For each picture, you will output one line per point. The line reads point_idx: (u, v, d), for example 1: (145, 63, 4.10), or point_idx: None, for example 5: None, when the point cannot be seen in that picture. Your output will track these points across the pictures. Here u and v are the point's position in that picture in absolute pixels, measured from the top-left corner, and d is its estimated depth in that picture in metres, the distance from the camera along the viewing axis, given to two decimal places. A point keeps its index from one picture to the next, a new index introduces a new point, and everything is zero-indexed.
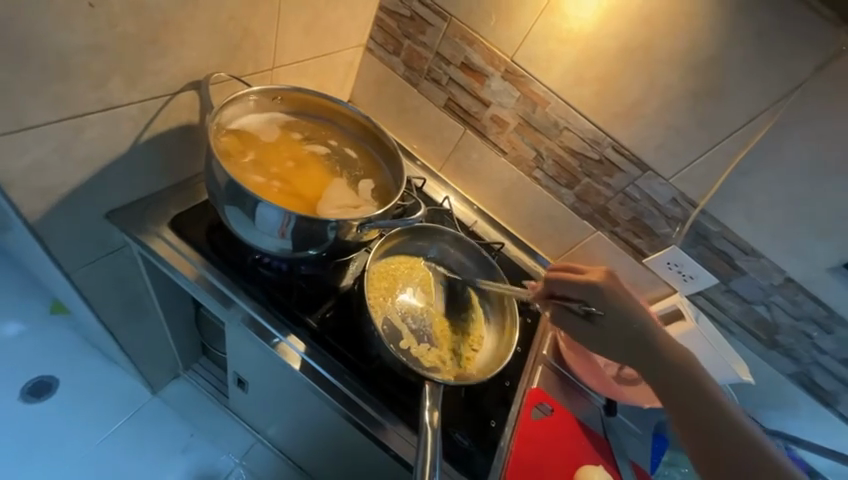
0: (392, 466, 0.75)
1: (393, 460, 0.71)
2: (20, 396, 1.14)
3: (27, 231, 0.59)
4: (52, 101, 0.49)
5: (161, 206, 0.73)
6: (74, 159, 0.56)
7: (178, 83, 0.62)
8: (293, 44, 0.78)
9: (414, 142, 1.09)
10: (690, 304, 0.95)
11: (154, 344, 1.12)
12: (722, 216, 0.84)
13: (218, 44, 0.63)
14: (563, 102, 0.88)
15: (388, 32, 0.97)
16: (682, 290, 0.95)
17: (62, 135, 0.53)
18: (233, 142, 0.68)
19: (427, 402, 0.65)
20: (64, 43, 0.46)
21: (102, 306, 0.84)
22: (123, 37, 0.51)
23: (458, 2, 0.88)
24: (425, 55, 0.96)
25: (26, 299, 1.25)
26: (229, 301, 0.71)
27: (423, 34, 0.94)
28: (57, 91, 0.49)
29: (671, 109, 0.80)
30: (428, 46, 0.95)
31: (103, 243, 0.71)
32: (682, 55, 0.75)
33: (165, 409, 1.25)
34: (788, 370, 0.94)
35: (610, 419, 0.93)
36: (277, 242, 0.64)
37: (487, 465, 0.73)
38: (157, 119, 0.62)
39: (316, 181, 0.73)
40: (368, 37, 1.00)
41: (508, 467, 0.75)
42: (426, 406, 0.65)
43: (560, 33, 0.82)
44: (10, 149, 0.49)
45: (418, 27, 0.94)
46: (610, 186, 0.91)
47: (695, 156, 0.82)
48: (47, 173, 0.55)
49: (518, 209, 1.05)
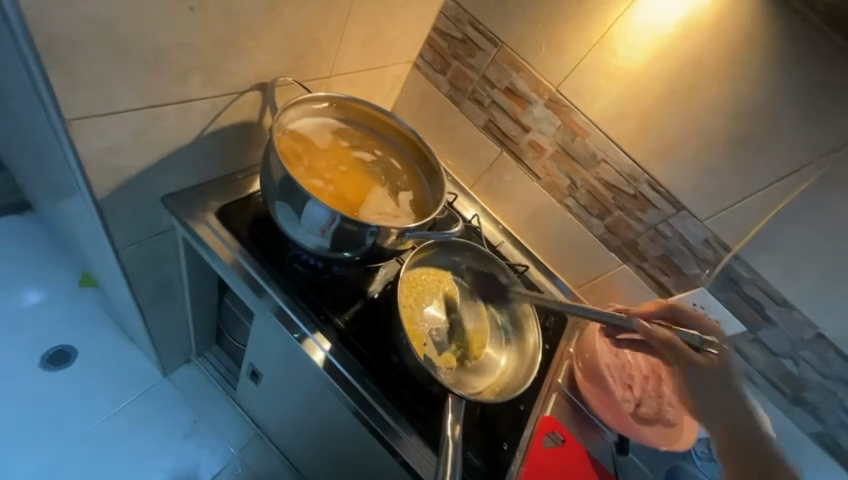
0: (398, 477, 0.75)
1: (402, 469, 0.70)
2: (41, 363, 1.19)
3: (90, 206, 0.63)
4: (140, 90, 0.53)
5: (210, 195, 0.77)
6: (147, 145, 0.60)
7: (248, 84, 0.66)
8: (351, 56, 0.82)
9: (449, 158, 1.12)
10: None
11: (175, 327, 1.15)
12: (756, 264, 0.84)
13: (288, 51, 0.67)
14: (604, 135, 0.89)
15: (438, 52, 1.01)
16: None
17: (142, 122, 0.57)
18: (288, 142, 0.72)
19: (449, 415, 0.65)
20: (162, 40, 0.50)
21: (137, 284, 0.88)
22: (210, 39, 0.55)
23: (510, 30, 0.91)
24: (472, 76, 0.99)
25: (59, 268, 1.30)
26: (262, 292, 0.73)
27: (472, 57, 0.97)
28: (146, 82, 0.53)
29: (713, 152, 0.81)
30: (475, 69, 0.98)
31: (152, 225, 0.75)
32: (730, 102, 0.76)
33: (175, 391, 1.28)
34: (811, 429, 0.91)
35: (621, 458, 0.91)
36: (317, 239, 0.66)
37: None
38: (223, 114, 0.66)
39: (359, 187, 0.76)
40: (418, 54, 1.04)
41: None
42: (448, 419, 0.65)
43: (608, 69, 0.84)
44: (96, 130, 0.53)
45: (468, 50, 0.97)
46: (642, 221, 0.92)
47: (732, 201, 0.82)
48: (121, 155, 0.58)
49: (545, 234, 1.06)
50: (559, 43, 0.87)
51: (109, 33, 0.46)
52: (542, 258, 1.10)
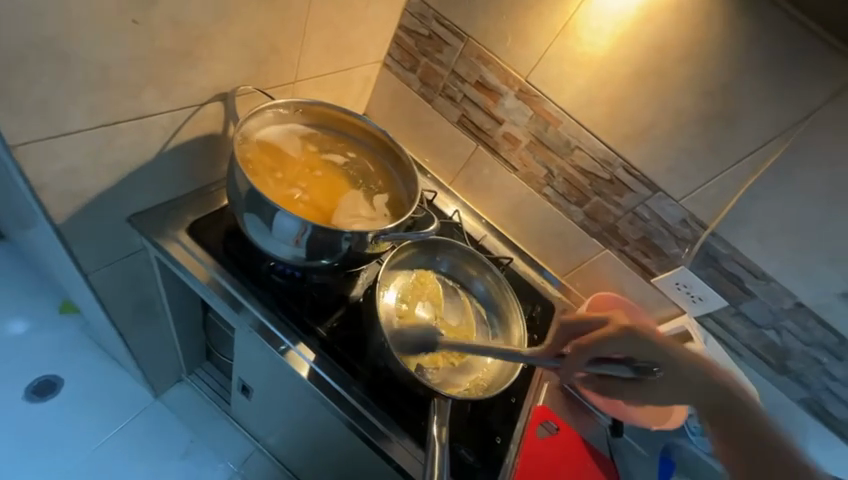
0: None
1: (396, 473, 0.70)
2: (25, 395, 1.15)
3: (52, 232, 0.61)
4: (90, 110, 0.51)
5: (179, 211, 0.75)
6: (105, 165, 0.58)
7: (207, 95, 0.64)
8: (315, 60, 0.81)
9: (426, 156, 1.11)
10: (699, 327, 0.96)
11: (161, 347, 1.13)
12: (732, 239, 0.85)
13: (247, 59, 0.66)
14: (576, 122, 0.89)
15: (406, 50, 1.00)
16: (690, 311, 0.96)
17: (96, 142, 0.55)
18: (254, 151, 0.71)
19: (435, 415, 0.65)
20: (107, 57, 0.49)
21: (114, 307, 0.85)
22: (160, 52, 0.53)
23: (475, 24, 0.91)
24: (441, 72, 0.99)
25: (37, 297, 1.26)
26: (241, 307, 0.71)
27: (440, 53, 0.97)
28: (96, 100, 0.51)
29: (682, 132, 0.81)
30: (444, 64, 0.98)
31: (121, 246, 0.73)
32: (695, 81, 0.77)
33: (167, 412, 1.25)
34: (798, 396, 0.93)
35: (616, 440, 0.92)
36: (292, 250, 0.65)
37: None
38: (183, 128, 0.65)
39: (332, 192, 0.75)
40: (386, 53, 1.03)
41: None
42: (434, 419, 0.65)
43: (575, 56, 0.84)
44: (46, 154, 0.51)
45: (435, 46, 0.97)
46: (619, 205, 0.92)
47: (705, 179, 0.83)
48: (78, 178, 0.57)
49: (527, 225, 1.06)
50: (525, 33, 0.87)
51: (48, 52, 0.44)
52: (526, 248, 1.10)
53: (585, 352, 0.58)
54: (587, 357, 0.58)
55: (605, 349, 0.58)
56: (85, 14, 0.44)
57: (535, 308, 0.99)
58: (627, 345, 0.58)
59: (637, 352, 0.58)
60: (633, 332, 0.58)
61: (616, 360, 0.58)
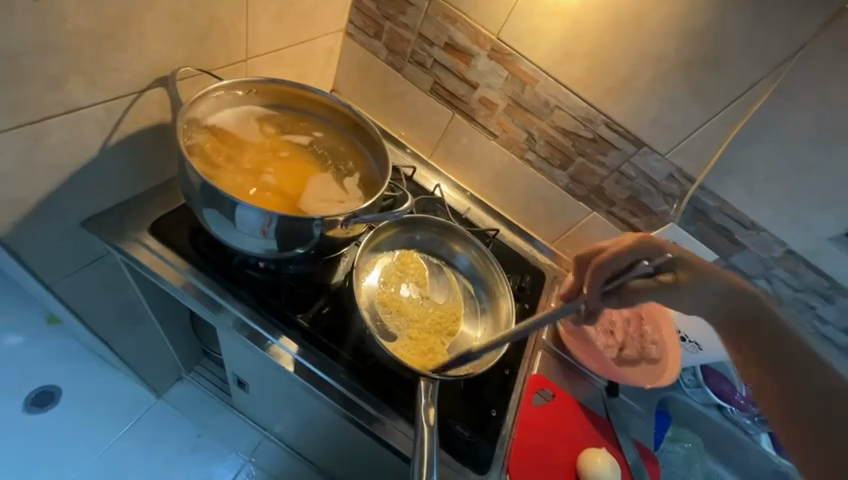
0: (394, 461, 0.75)
1: (394, 454, 0.70)
2: (24, 407, 1.14)
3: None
4: (5, 106, 0.46)
5: (140, 211, 0.70)
6: (39, 167, 0.53)
7: (144, 81, 0.58)
8: (266, 33, 0.74)
9: (402, 130, 1.06)
10: None
11: (152, 350, 1.11)
12: (721, 190, 0.82)
13: (183, 36, 0.60)
14: (553, 80, 0.84)
15: (367, 15, 0.93)
16: None
17: (22, 142, 0.50)
18: (208, 140, 0.66)
19: (423, 398, 0.64)
20: (10, 43, 0.43)
21: (92, 315, 0.82)
22: (75, 34, 0.48)
23: None
24: (407, 36, 0.92)
25: (20, 311, 1.23)
26: (217, 305, 0.69)
27: (403, 15, 0.90)
28: (10, 95, 0.46)
29: (665, 80, 0.77)
30: (409, 27, 0.91)
31: (83, 253, 0.69)
32: (675, 22, 0.71)
33: (171, 411, 1.25)
34: None
35: (612, 400, 0.92)
36: (261, 243, 0.62)
37: (490, 454, 0.73)
38: (124, 120, 0.60)
39: (298, 177, 0.70)
40: (347, 21, 0.96)
41: (510, 454, 0.75)
42: (422, 402, 0.64)
43: (546, 6, 0.78)
44: None
45: (397, 8, 0.89)
46: (604, 165, 0.89)
47: (691, 130, 0.79)
48: (10, 183, 0.52)
49: (512, 193, 1.03)
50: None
51: None
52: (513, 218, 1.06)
53: (598, 274, 0.55)
54: (605, 273, 0.55)
55: (625, 262, 0.54)
56: None
57: (524, 278, 0.96)
58: (656, 250, 0.54)
59: (650, 255, 0.54)
60: (646, 237, 0.55)
61: (637, 265, 0.54)
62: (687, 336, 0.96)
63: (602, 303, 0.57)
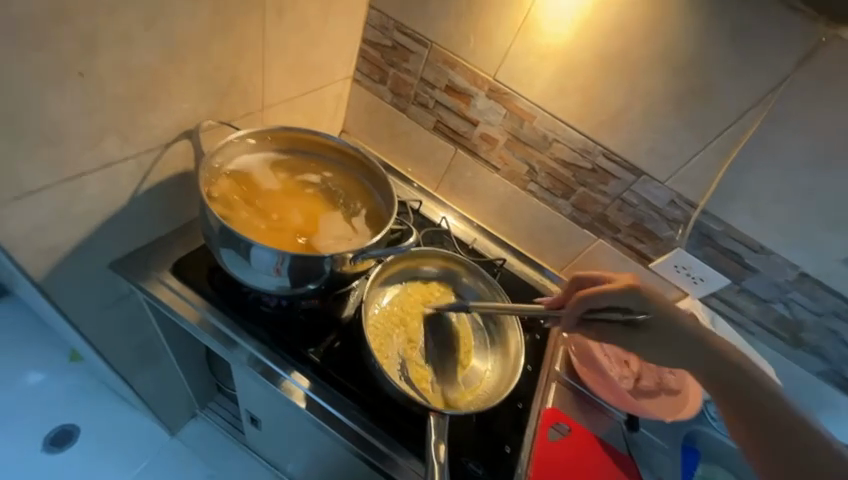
0: None
1: None
2: (43, 447, 1.15)
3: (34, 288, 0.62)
4: (51, 165, 0.52)
5: (162, 252, 0.75)
6: (76, 217, 0.59)
7: (170, 135, 0.64)
8: (280, 85, 0.81)
9: (408, 166, 1.11)
10: (704, 307, 0.93)
11: (168, 388, 1.12)
12: (724, 214, 0.82)
13: (206, 94, 0.66)
14: (550, 115, 0.88)
15: (373, 63, 1.00)
16: (694, 293, 0.93)
17: (63, 196, 0.56)
18: (227, 185, 0.70)
19: (432, 434, 0.63)
20: (59, 112, 0.50)
21: (113, 353, 0.85)
22: (112, 99, 0.54)
23: (436, 29, 0.90)
24: (410, 81, 0.98)
25: (45, 349, 1.28)
26: (232, 342, 0.71)
27: (406, 62, 0.96)
28: (56, 155, 0.52)
29: (658, 112, 0.79)
30: (412, 73, 0.97)
31: (108, 293, 0.73)
32: (662, 59, 0.75)
33: (184, 450, 1.25)
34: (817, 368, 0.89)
35: (633, 435, 0.89)
36: (274, 280, 0.64)
37: None
38: (152, 170, 0.65)
39: (309, 216, 0.74)
40: (354, 69, 1.03)
41: None
42: (432, 438, 0.63)
43: (538, 49, 0.83)
44: (14, 214, 0.52)
45: (400, 56, 0.96)
46: (606, 193, 0.90)
47: (688, 157, 0.81)
48: (50, 232, 0.57)
49: (518, 223, 1.05)
50: (486, 32, 0.86)
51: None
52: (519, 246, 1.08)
53: (581, 303, 0.65)
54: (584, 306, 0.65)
55: (602, 302, 0.65)
56: (28, 74, 0.45)
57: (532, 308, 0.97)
58: (637, 301, 0.65)
59: (629, 304, 0.65)
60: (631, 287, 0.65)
61: (610, 309, 0.65)
62: None
63: (574, 329, 0.67)
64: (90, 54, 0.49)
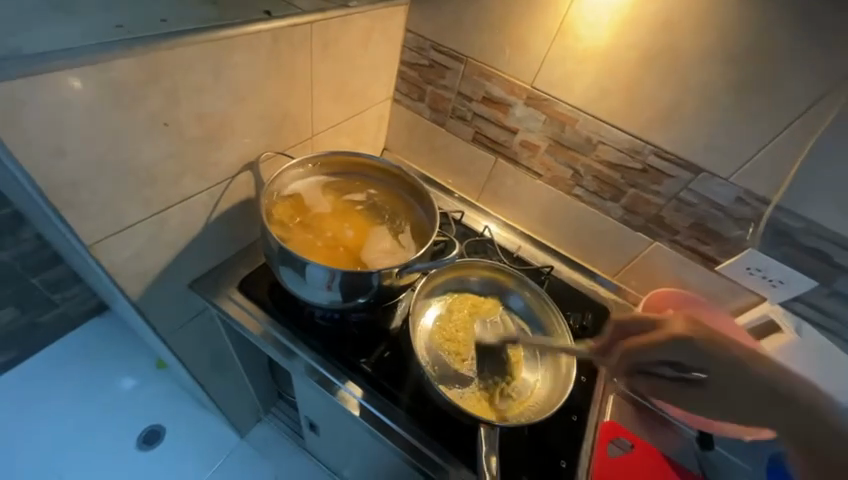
0: None
1: None
2: (136, 444, 1.30)
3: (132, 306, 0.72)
4: (143, 202, 0.61)
5: (231, 271, 0.84)
6: (163, 244, 0.68)
7: (235, 168, 0.72)
8: (327, 112, 0.87)
9: (449, 178, 1.13)
10: (786, 313, 0.83)
11: (238, 394, 1.23)
12: (804, 210, 0.73)
13: (264, 128, 0.74)
14: (592, 117, 0.85)
15: (411, 82, 1.04)
16: (773, 297, 0.84)
17: (152, 227, 0.65)
18: (283, 208, 0.77)
19: (483, 446, 0.63)
20: (148, 157, 0.58)
21: (192, 362, 0.96)
22: (188, 141, 0.62)
23: (470, 44, 0.92)
24: (447, 96, 1.01)
25: (138, 358, 1.46)
26: (292, 353, 0.77)
27: (442, 78, 0.99)
28: (146, 194, 0.61)
29: (714, 105, 0.74)
30: (448, 88, 1.00)
31: (188, 310, 0.82)
32: (716, 49, 0.70)
33: (252, 452, 1.35)
34: None
35: (708, 454, 0.81)
36: (328, 295, 0.69)
37: None
38: (220, 200, 0.73)
39: (357, 233, 0.78)
40: (393, 90, 1.08)
41: None
42: (483, 450, 0.63)
43: (576, 52, 0.81)
44: (116, 245, 0.61)
45: (437, 73, 0.99)
46: (660, 193, 0.85)
47: (755, 149, 0.74)
48: (143, 259, 0.67)
49: (564, 228, 1.02)
50: (522, 41, 0.86)
51: (104, 165, 0.54)
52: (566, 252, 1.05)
53: (628, 358, 0.58)
54: (631, 360, 0.58)
55: (654, 355, 0.56)
56: (125, 128, 0.53)
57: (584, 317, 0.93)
58: (691, 356, 0.54)
59: (681, 359, 0.55)
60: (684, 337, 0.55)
61: (661, 364, 0.57)
62: None
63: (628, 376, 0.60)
64: (172, 105, 0.57)
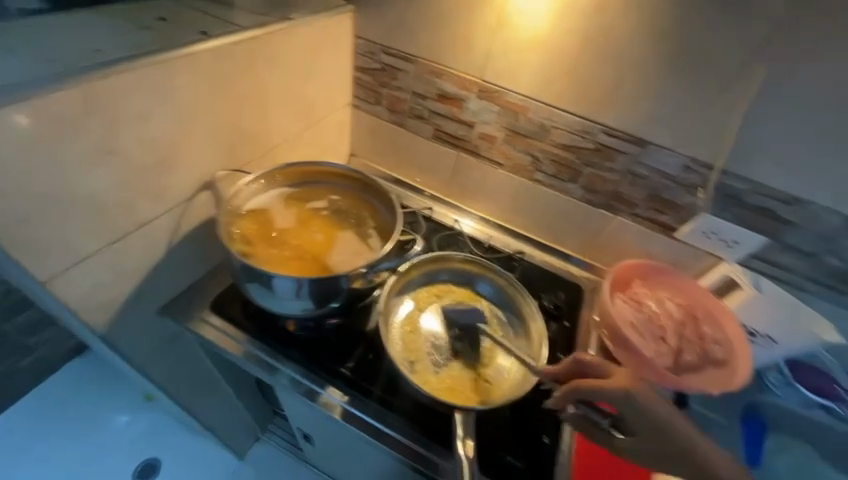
0: None
1: None
2: None
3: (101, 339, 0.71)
4: (97, 232, 0.61)
5: (202, 292, 0.83)
6: (125, 272, 0.67)
7: (192, 188, 0.72)
8: (282, 124, 0.88)
9: (415, 176, 1.15)
10: (745, 270, 0.87)
11: (229, 416, 1.21)
12: (745, 170, 0.77)
13: (217, 146, 0.74)
14: (542, 104, 0.88)
15: (367, 87, 1.05)
16: (732, 256, 0.88)
17: (111, 257, 0.64)
18: (246, 223, 0.77)
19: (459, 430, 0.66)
20: (97, 186, 0.58)
21: (176, 388, 0.95)
22: (137, 167, 0.62)
23: (419, 43, 0.93)
24: (404, 97, 1.02)
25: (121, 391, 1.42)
26: (272, 367, 0.77)
27: (396, 80, 1.00)
28: (101, 223, 0.60)
29: (650, 81, 0.78)
30: (404, 89, 1.01)
31: (162, 335, 0.82)
32: (644, 28, 0.74)
33: (252, 473, 1.34)
34: None
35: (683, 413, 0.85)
36: (298, 303, 0.69)
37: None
38: (181, 222, 0.73)
39: (323, 240, 0.79)
40: (351, 96, 1.09)
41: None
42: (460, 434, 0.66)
43: (517, 43, 0.84)
44: (74, 278, 0.61)
45: (390, 75, 1.01)
46: (614, 170, 0.88)
47: (693, 121, 0.78)
48: (106, 289, 0.66)
49: (530, 213, 1.05)
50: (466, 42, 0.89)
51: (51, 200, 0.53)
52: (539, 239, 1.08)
53: (566, 396, 0.64)
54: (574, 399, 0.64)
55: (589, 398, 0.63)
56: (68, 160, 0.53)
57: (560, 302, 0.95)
58: (633, 409, 0.61)
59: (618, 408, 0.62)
60: (633, 393, 0.61)
61: (589, 408, 0.65)
62: (758, 332, 0.86)
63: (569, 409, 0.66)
64: (115, 132, 0.57)
